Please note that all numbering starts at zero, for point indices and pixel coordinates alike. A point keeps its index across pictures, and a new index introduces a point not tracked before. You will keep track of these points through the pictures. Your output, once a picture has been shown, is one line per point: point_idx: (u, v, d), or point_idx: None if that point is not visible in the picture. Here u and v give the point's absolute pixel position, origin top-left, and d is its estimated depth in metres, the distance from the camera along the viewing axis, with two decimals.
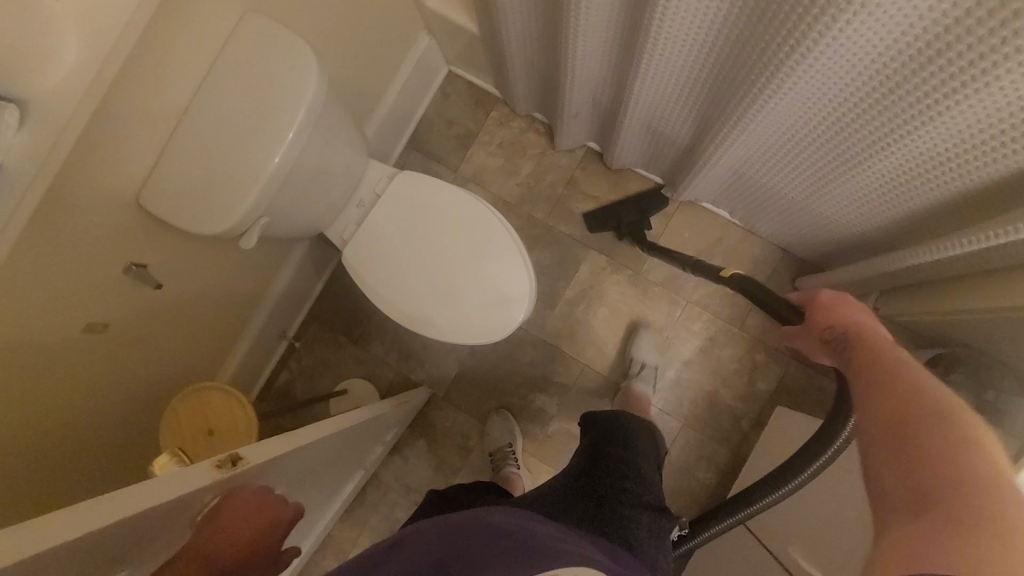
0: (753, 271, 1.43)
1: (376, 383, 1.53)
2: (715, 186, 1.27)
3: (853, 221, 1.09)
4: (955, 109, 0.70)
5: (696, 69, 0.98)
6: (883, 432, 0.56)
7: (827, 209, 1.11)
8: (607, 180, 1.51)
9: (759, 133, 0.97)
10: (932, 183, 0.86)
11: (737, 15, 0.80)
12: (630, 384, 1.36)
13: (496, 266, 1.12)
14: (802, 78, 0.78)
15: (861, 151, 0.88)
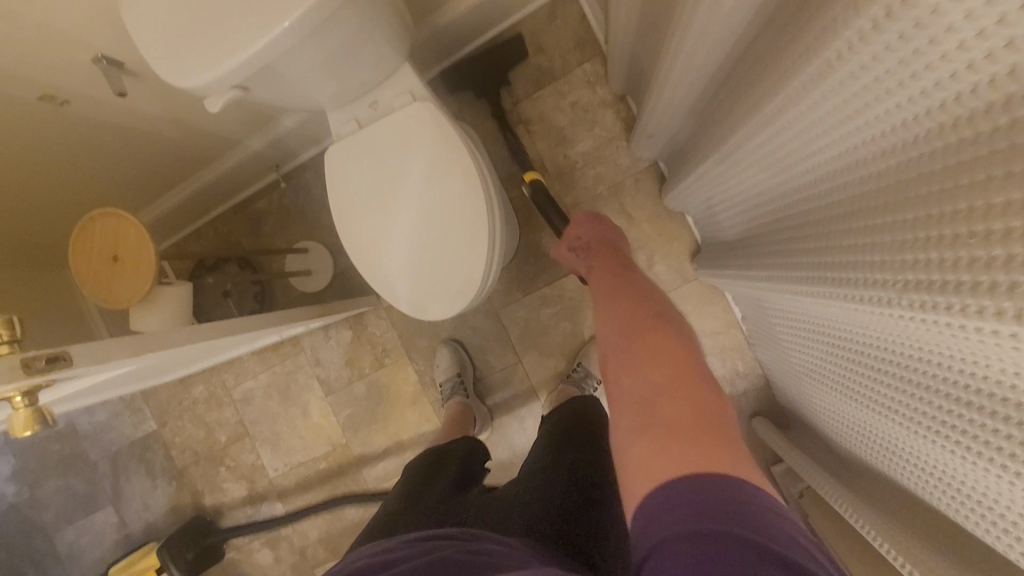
0: (725, 382, 1.30)
1: (334, 260, 1.52)
2: (736, 292, 1.12)
3: (820, 419, 0.99)
4: (971, 462, 0.53)
5: (772, 192, 0.76)
6: (635, 357, 0.67)
7: (807, 394, 1.00)
8: (652, 207, 1.32)
9: (789, 303, 0.79)
10: (915, 480, 0.69)
11: (829, 184, 0.59)
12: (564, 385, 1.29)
13: (462, 254, 0.99)
14: (835, 306, 0.60)
15: (868, 400, 0.71)
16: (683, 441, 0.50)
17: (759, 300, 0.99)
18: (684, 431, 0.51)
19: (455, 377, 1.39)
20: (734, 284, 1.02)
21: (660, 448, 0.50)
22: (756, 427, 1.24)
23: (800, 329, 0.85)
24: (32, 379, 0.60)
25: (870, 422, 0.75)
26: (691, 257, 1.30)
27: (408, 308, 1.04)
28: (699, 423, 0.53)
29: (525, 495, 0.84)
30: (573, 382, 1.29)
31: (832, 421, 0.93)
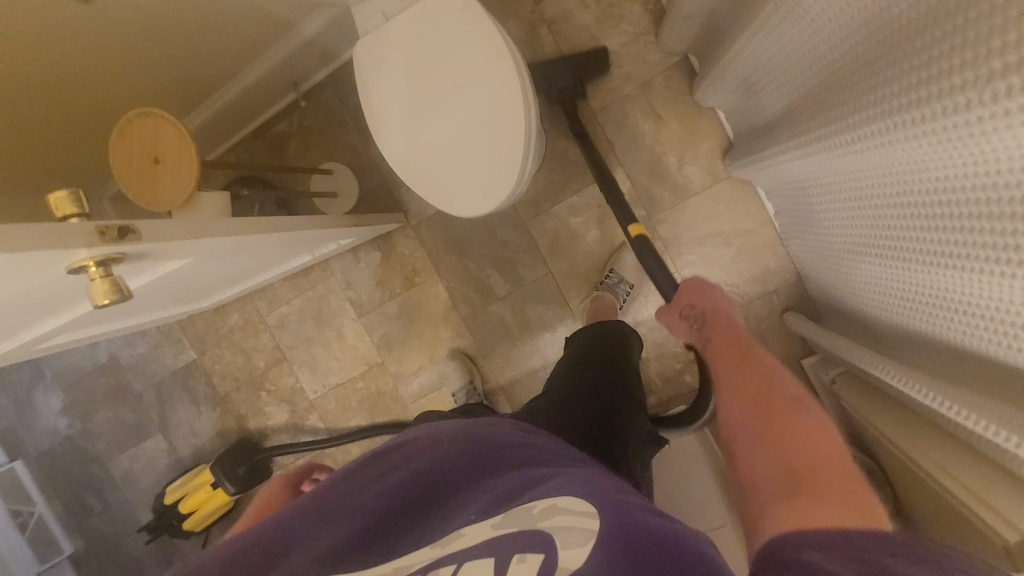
0: (757, 280, 1.31)
1: (360, 181, 1.52)
2: (773, 183, 1.14)
3: (855, 298, 1.03)
4: (1003, 277, 0.58)
5: (815, 54, 0.79)
6: (757, 407, 0.71)
7: (843, 274, 1.03)
8: (681, 105, 1.29)
9: (830, 168, 0.82)
10: (948, 322, 0.74)
11: (879, 22, 0.62)
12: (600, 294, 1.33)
13: (497, 144, 0.97)
14: (877, 147, 0.64)
15: (906, 251, 0.76)
16: (812, 494, 0.53)
17: (798, 182, 1.01)
18: (813, 476, 0.57)
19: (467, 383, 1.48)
20: (771, 170, 1.05)
21: (790, 492, 0.55)
22: (789, 321, 1.26)
23: (839, 196, 0.89)
24: (107, 245, 0.62)
25: (905, 277, 0.79)
26: (722, 155, 1.28)
27: (437, 203, 1.04)
28: (810, 461, 0.59)
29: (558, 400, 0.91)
30: (606, 289, 1.34)
31: (869, 293, 0.96)
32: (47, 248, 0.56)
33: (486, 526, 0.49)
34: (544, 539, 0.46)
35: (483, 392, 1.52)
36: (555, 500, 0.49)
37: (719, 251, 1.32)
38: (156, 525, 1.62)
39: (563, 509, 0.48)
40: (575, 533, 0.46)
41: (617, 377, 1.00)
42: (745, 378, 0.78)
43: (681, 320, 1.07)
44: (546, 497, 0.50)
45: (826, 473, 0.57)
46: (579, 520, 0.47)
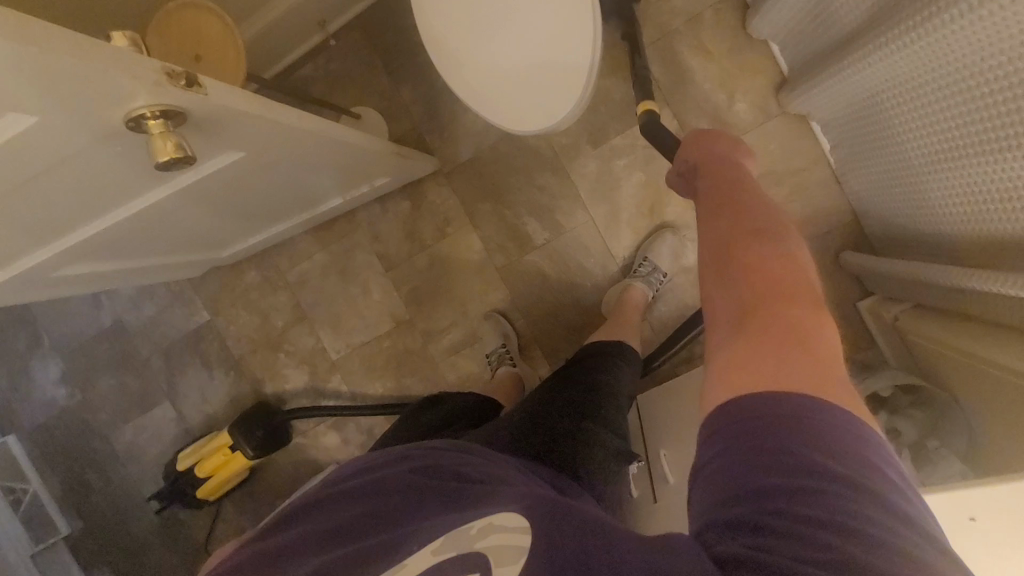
0: (809, 220, 1.27)
1: (390, 126, 1.46)
2: (835, 107, 1.11)
3: (926, 215, 1.00)
4: None
5: None
6: (720, 249, 0.59)
7: (913, 191, 1.01)
8: (730, 40, 1.26)
9: (927, 55, 0.79)
10: None
11: None
12: (631, 283, 1.29)
13: (560, 50, 0.94)
14: None
15: (1018, 131, 0.72)
16: (779, 358, 0.44)
17: (870, 95, 0.99)
18: (780, 337, 0.46)
19: (501, 348, 1.41)
20: (839, 86, 1.02)
21: (765, 352, 0.45)
22: (847, 261, 1.22)
23: (923, 97, 0.86)
24: (183, 88, 0.55)
25: (1009, 166, 0.76)
26: (775, 91, 1.25)
27: (503, 122, 1.00)
28: (797, 325, 0.48)
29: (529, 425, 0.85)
30: (638, 277, 1.30)
31: (945, 204, 0.94)
32: (129, 73, 0.50)
33: (428, 552, 0.52)
34: (478, 564, 0.50)
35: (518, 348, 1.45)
36: (489, 524, 0.53)
37: (770, 191, 1.28)
38: (165, 492, 1.53)
39: (502, 531, 0.53)
40: (508, 554, 0.51)
41: (590, 386, 0.93)
42: (721, 215, 0.64)
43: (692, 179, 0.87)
44: (484, 521, 0.54)
45: (804, 333, 0.47)
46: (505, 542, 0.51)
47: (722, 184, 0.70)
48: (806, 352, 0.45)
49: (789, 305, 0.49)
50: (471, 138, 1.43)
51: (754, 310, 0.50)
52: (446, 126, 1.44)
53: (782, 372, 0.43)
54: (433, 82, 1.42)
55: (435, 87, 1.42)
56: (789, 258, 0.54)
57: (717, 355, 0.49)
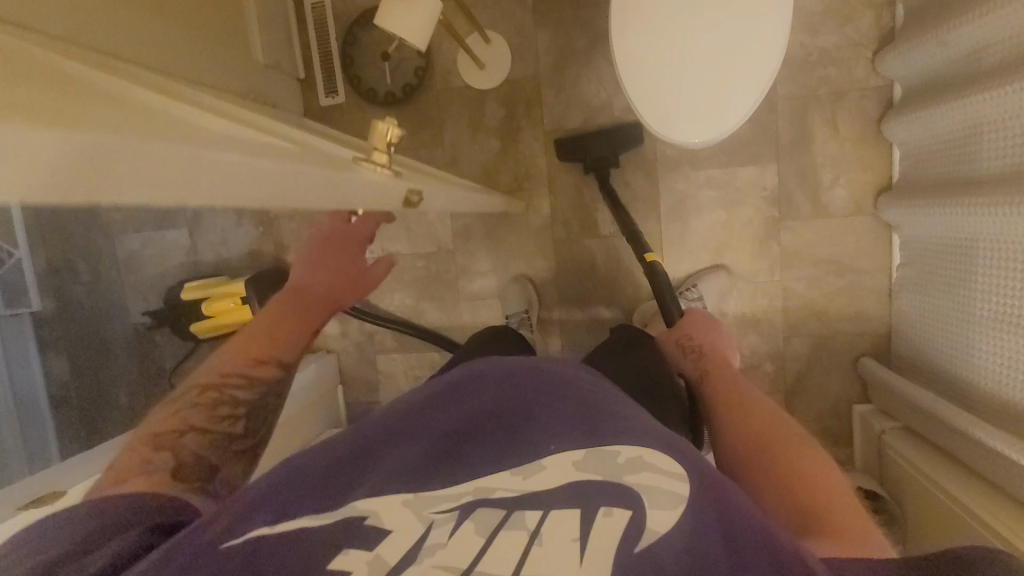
0: (849, 319, 1.35)
1: (514, 63, 1.44)
2: (929, 233, 1.17)
3: (964, 361, 1.10)
4: None
5: None
6: (750, 438, 0.73)
7: (963, 335, 1.10)
8: (862, 129, 1.29)
9: None
10: None
11: None
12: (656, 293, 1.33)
13: (726, 86, 0.99)
14: None
15: None
16: (844, 537, 0.58)
17: (972, 237, 1.05)
18: (829, 523, 0.60)
19: (524, 312, 1.45)
20: (948, 217, 1.08)
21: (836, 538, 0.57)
22: (865, 367, 1.32)
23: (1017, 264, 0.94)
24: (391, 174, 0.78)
25: None
26: (877, 192, 1.30)
27: (647, 120, 1.02)
28: (827, 503, 0.62)
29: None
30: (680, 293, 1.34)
31: (985, 359, 1.04)
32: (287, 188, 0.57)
33: (570, 465, 0.57)
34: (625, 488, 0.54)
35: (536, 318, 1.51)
36: (639, 458, 0.57)
37: (828, 277, 1.35)
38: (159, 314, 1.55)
39: (648, 471, 0.56)
40: (664, 501, 0.53)
41: (652, 374, 1.02)
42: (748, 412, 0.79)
43: (682, 352, 1.09)
44: (631, 452, 0.58)
45: (832, 505, 0.62)
46: (665, 484, 0.55)
47: (727, 386, 0.89)
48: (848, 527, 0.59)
49: (819, 487, 0.64)
50: (584, 110, 1.43)
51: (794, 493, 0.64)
52: (565, 87, 1.43)
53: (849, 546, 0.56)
54: (571, 40, 1.41)
55: (572, 47, 1.41)
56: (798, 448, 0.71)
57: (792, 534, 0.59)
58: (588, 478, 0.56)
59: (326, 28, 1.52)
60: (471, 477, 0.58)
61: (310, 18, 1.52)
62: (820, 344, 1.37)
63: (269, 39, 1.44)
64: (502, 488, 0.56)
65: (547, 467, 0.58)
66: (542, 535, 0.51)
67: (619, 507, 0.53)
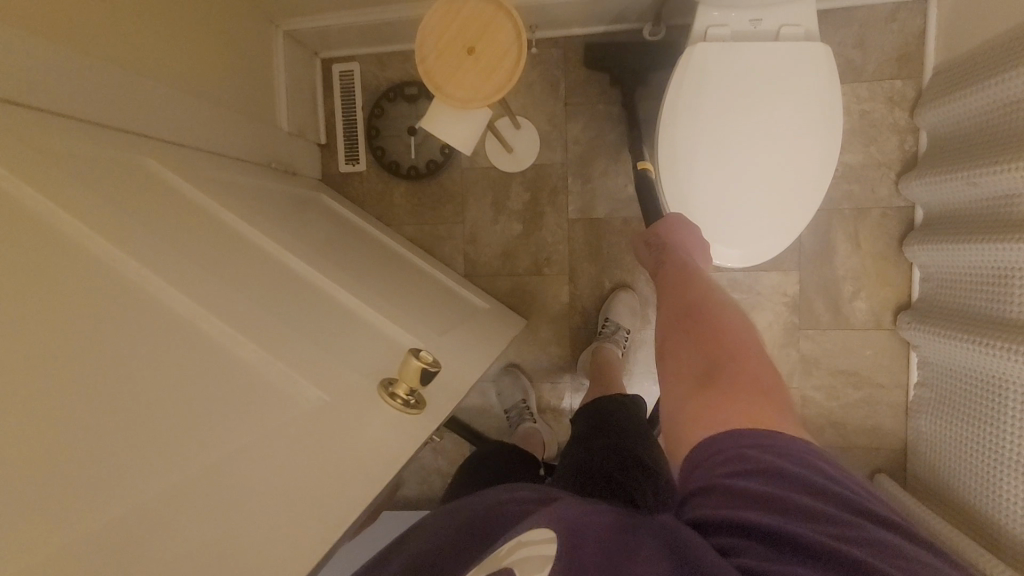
0: (865, 430, 1.34)
1: (542, 149, 1.44)
2: (948, 360, 1.17)
3: (981, 496, 1.08)
4: None
5: None
6: (676, 315, 0.88)
7: (978, 472, 1.09)
8: (883, 246, 1.31)
9: None
10: None
11: None
12: (606, 354, 1.33)
13: (765, 214, 0.99)
14: None
15: None
16: (733, 401, 0.66)
17: (995, 378, 1.05)
18: (727, 393, 0.68)
19: (519, 402, 1.44)
20: (969, 353, 1.08)
21: (720, 409, 0.65)
22: (878, 482, 1.31)
23: None
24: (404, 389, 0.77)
25: None
26: (895, 309, 1.32)
27: (685, 236, 1.02)
28: (737, 379, 0.71)
29: (595, 477, 0.89)
30: (611, 340, 1.38)
31: (1005, 499, 1.02)
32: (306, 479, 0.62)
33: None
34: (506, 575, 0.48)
35: (536, 406, 1.48)
36: (518, 542, 0.52)
37: (845, 388, 1.35)
38: None
39: (529, 546, 0.51)
40: (532, 564, 0.49)
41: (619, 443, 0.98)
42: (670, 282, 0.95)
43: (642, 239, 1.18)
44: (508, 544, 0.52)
45: (729, 363, 0.74)
46: (537, 552, 0.50)
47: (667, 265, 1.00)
48: (735, 382, 0.70)
49: (722, 361, 0.75)
50: (609, 202, 1.43)
51: (703, 376, 0.74)
52: (592, 178, 1.43)
53: (732, 405, 0.65)
54: (601, 133, 1.42)
55: (602, 139, 1.42)
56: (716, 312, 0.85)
57: (684, 411, 0.70)
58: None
59: (353, 97, 1.50)
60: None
61: (338, 86, 1.50)
62: (835, 455, 1.36)
63: (294, 106, 1.42)
64: None
65: None
66: None
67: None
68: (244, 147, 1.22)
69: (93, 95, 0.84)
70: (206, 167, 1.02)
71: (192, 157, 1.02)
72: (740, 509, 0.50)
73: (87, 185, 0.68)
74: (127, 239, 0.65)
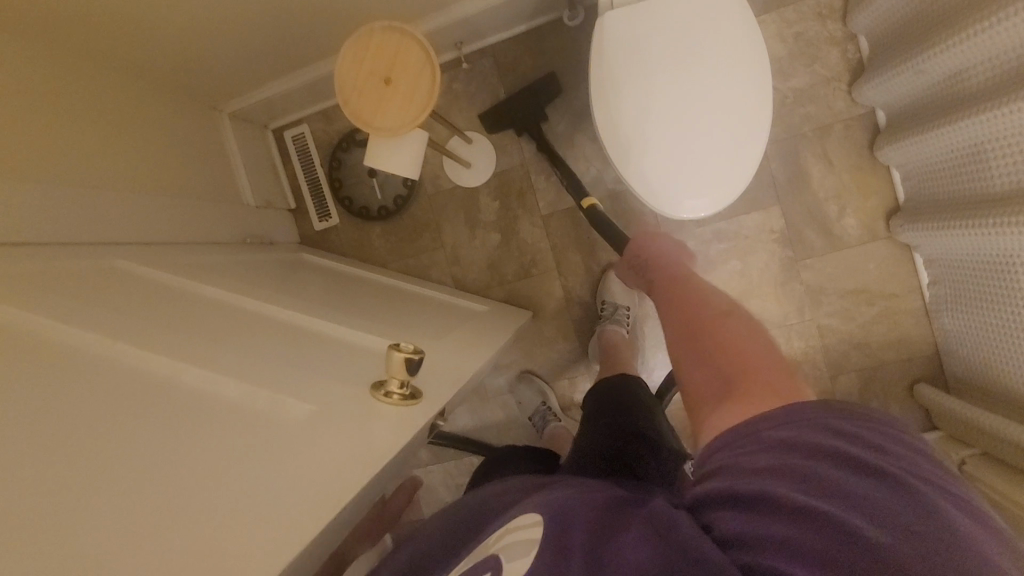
0: (893, 343, 1.30)
1: (499, 157, 1.46)
2: (950, 252, 1.14)
3: (1020, 376, 1.04)
4: None
5: None
6: (685, 334, 0.90)
7: (1012, 354, 1.05)
8: (856, 156, 1.29)
9: None
10: None
11: None
12: (607, 336, 1.33)
13: (719, 158, 0.99)
14: None
15: None
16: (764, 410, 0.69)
17: (1000, 255, 1.02)
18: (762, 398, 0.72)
19: (540, 405, 1.43)
20: (966, 237, 1.06)
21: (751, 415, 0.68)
22: (920, 392, 1.26)
23: None
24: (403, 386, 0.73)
25: None
26: (886, 215, 1.29)
27: (648, 198, 1.01)
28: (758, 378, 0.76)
29: (597, 464, 0.89)
30: (608, 320, 1.37)
31: None
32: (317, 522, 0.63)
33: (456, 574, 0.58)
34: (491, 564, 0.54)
35: (558, 405, 1.47)
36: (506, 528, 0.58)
37: (860, 308, 1.31)
38: None
39: (513, 535, 0.56)
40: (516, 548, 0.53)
41: (632, 419, 0.98)
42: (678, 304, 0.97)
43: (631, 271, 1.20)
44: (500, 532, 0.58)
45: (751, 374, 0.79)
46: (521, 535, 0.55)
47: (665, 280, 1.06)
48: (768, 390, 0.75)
49: (746, 373, 0.79)
50: None
51: (729, 394, 0.77)
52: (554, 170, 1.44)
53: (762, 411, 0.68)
54: (551, 126, 1.43)
55: (553, 130, 1.43)
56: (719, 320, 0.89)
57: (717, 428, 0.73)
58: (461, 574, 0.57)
59: (311, 157, 1.54)
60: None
61: (293, 151, 1.55)
62: (870, 377, 1.32)
63: (257, 180, 1.46)
64: None
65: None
66: None
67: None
68: (216, 229, 1.26)
69: (57, 215, 0.88)
70: (179, 256, 1.06)
71: (164, 249, 1.05)
72: (755, 486, 0.50)
73: (62, 295, 0.71)
74: (112, 324, 0.67)
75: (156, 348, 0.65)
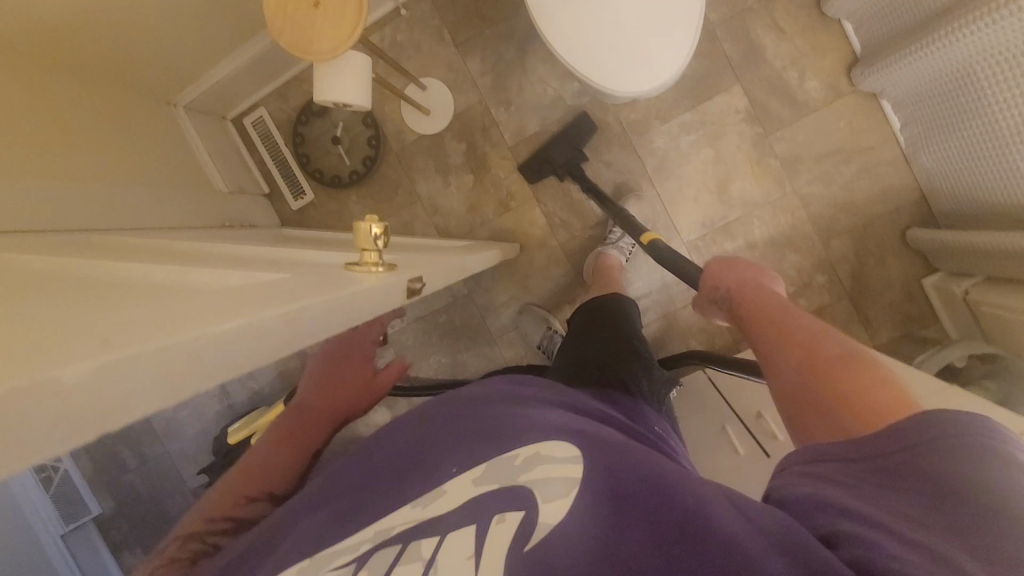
0: (877, 196, 1.30)
1: (456, 98, 1.46)
2: (913, 85, 1.14)
3: (1007, 183, 1.04)
4: None
5: None
6: (806, 385, 0.66)
7: (994, 164, 1.05)
8: (805, 18, 1.28)
9: None
10: None
11: None
12: (606, 257, 1.35)
13: (668, 27, 0.99)
14: None
15: None
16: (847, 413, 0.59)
17: (960, 68, 1.02)
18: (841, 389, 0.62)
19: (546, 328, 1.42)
20: (925, 61, 1.06)
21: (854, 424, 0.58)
22: (913, 237, 1.26)
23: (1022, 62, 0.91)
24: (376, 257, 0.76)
25: None
26: (846, 70, 1.28)
27: (601, 82, 1.00)
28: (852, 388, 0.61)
29: (590, 365, 0.90)
30: (609, 245, 1.40)
31: None
32: None
33: (469, 483, 0.55)
34: (527, 505, 0.54)
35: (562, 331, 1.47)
36: (537, 454, 0.56)
37: (838, 169, 1.31)
38: (214, 467, 1.44)
39: (547, 464, 0.56)
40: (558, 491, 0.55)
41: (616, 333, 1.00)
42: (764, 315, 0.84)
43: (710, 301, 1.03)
44: (527, 451, 0.56)
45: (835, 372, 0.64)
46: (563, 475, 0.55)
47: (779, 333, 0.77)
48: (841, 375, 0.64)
49: (818, 360, 0.68)
50: (539, 112, 1.43)
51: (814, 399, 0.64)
52: (513, 100, 1.44)
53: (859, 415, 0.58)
54: (501, 56, 1.43)
55: (504, 59, 1.43)
56: (852, 364, 0.65)
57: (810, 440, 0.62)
58: (487, 490, 0.55)
59: (273, 138, 1.55)
60: (364, 521, 0.54)
61: (256, 136, 1.55)
62: (861, 235, 1.31)
63: (225, 169, 1.47)
64: (398, 524, 0.54)
65: (444, 490, 0.55)
66: (437, 565, 0.52)
67: (511, 512, 0.54)
68: (193, 215, 1.27)
69: (34, 203, 0.90)
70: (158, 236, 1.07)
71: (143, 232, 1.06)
72: (867, 514, 0.47)
73: (39, 257, 0.72)
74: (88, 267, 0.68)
75: (139, 272, 0.66)
